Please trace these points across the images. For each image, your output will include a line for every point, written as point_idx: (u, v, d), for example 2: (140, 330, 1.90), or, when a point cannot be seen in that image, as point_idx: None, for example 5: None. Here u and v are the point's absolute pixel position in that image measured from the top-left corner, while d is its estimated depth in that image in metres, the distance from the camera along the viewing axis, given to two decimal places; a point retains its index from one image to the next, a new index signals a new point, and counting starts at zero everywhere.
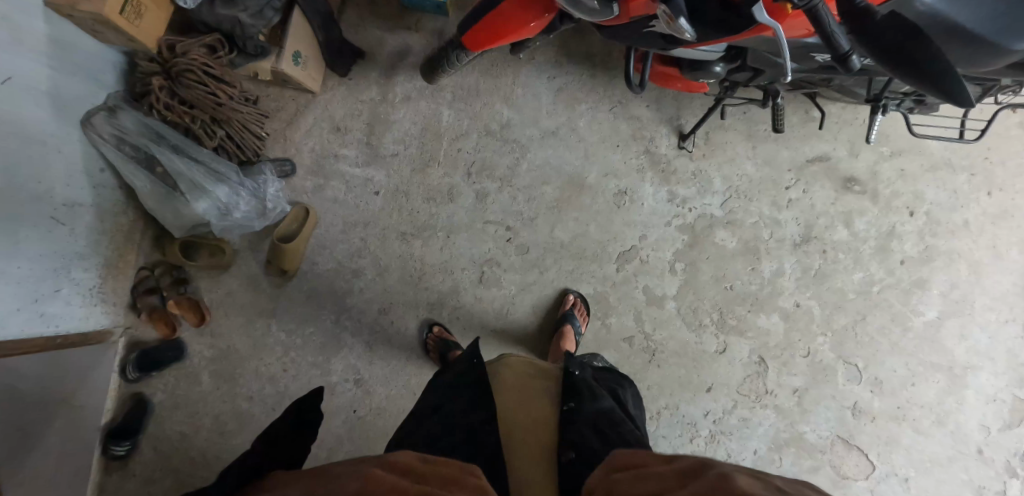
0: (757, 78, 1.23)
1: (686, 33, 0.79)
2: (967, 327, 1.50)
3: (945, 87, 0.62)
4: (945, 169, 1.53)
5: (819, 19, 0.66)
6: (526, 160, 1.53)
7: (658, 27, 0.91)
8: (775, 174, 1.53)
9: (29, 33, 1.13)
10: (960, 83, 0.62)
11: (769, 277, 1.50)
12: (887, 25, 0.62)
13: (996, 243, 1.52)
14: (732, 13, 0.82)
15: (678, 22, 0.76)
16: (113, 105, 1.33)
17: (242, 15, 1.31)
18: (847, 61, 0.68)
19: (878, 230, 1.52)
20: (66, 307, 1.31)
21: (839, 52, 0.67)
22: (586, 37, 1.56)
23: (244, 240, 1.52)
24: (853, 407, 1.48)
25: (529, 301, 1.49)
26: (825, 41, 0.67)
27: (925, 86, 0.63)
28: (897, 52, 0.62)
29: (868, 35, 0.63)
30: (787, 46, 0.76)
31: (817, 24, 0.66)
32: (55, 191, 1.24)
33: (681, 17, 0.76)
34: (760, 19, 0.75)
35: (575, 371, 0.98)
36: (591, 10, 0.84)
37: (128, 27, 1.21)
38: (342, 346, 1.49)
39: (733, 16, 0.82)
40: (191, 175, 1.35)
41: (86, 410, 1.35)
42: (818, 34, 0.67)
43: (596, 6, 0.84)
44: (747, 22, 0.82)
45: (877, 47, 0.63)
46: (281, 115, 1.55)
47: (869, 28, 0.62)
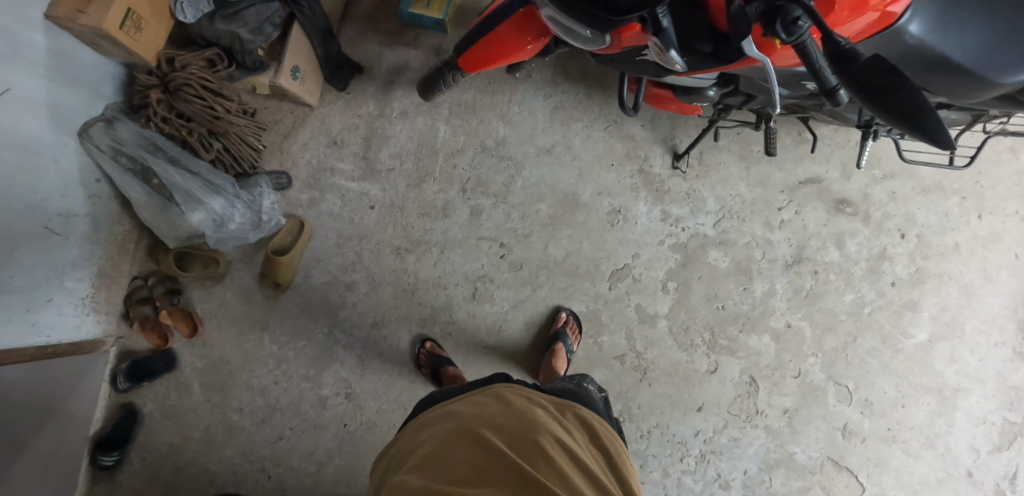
0: (749, 102, 1.25)
1: (676, 64, 0.84)
2: (957, 350, 1.51)
3: (921, 129, 0.62)
4: (936, 192, 1.54)
5: (807, 54, 0.73)
6: (521, 177, 1.54)
7: (649, 56, 0.91)
8: (768, 195, 1.54)
9: (29, 45, 1.14)
10: (942, 125, 0.62)
11: (761, 297, 1.51)
12: (868, 67, 0.63)
13: (986, 266, 1.53)
14: (721, 42, 0.84)
15: (669, 54, 0.81)
16: (110, 117, 1.34)
17: (242, 30, 1.32)
18: (834, 95, 0.75)
19: (869, 251, 1.53)
20: (58, 316, 1.31)
21: (827, 86, 0.74)
22: (582, 56, 1.57)
23: (238, 252, 1.52)
24: (842, 428, 1.48)
25: (521, 317, 1.50)
26: (814, 75, 0.74)
27: (904, 125, 0.64)
28: (876, 93, 0.63)
29: (850, 76, 0.64)
30: (776, 77, 0.78)
31: (806, 58, 0.73)
32: (50, 202, 1.24)
33: (671, 50, 0.81)
34: (749, 52, 0.77)
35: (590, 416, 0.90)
36: (586, 38, 0.87)
37: (128, 41, 1.22)
38: (334, 360, 1.49)
39: (722, 45, 0.84)
40: (186, 187, 1.36)
41: (74, 420, 1.35)
42: (807, 67, 0.74)
43: (588, 36, 0.87)
44: (737, 54, 0.83)
45: (858, 87, 0.64)
46: (279, 128, 1.56)
47: (850, 71, 0.63)
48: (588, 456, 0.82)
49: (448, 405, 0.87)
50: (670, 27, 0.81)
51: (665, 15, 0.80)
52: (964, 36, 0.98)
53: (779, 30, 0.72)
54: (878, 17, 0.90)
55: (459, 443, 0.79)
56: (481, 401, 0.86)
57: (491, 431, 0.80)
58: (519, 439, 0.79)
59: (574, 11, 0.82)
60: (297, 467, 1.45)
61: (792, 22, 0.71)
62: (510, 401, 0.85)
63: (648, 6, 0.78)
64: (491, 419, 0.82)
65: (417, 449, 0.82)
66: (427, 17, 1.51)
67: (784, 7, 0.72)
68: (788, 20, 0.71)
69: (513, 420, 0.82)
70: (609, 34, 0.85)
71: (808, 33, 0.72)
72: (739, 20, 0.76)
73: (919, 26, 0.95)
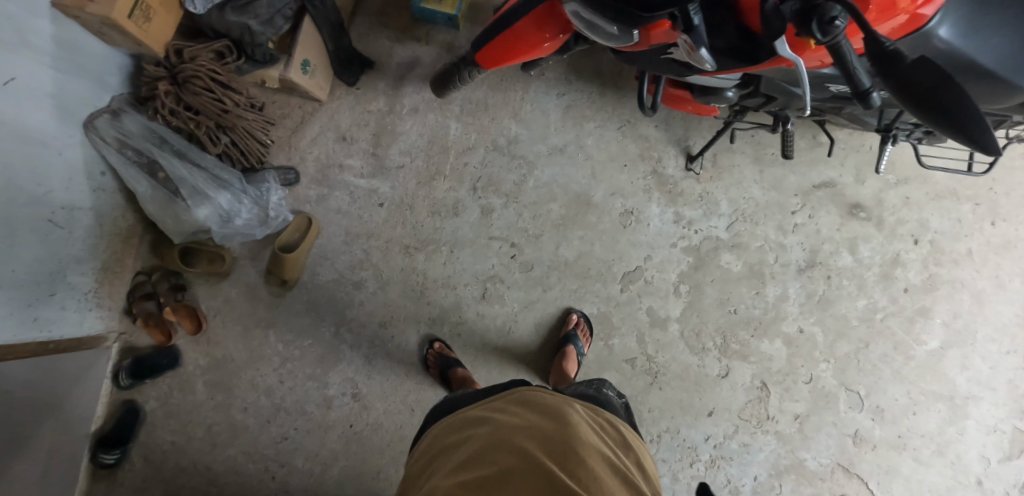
0: (768, 104, 1.24)
1: (706, 64, 0.81)
2: (969, 358, 1.50)
3: (966, 134, 0.61)
4: (950, 198, 1.53)
5: (841, 55, 0.72)
6: (533, 176, 1.52)
7: (675, 54, 0.90)
8: (782, 199, 1.52)
9: (35, 34, 1.11)
10: (988, 131, 0.60)
11: (773, 301, 1.50)
12: (913, 69, 0.62)
13: (998, 273, 1.52)
14: (751, 43, 0.82)
15: (700, 52, 0.78)
16: (116, 108, 1.31)
17: (252, 23, 1.29)
18: (867, 97, 0.74)
19: (882, 257, 1.52)
20: (60, 311, 1.29)
21: (861, 88, 0.73)
22: (596, 55, 1.55)
23: (244, 248, 1.50)
24: (853, 434, 1.47)
25: (531, 319, 1.48)
26: (847, 77, 0.73)
27: (948, 129, 0.62)
28: (919, 95, 0.62)
29: (893, 78, 0.62)
30: (807, 79, 0.77)
31: (840, 60, 0.72)
32: (54, 195, 1.22)
33: (702, 48, 0.78)
34: (782, 53, 0.75)
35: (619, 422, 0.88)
36: (611, 35, 0.85)
37: (135, 31, 1.19)
38: (340, 360, 1.47)
39: (753, 46, 0.82)
40: (193, 181, 1.34)
41: (74, 417, 1.32)
42: (840, 68, 0.73)
43: (614, 32, 0.85)
44: (767, 54, 0.82)
45: (901, 89, 0.63)
46: (287, 123, 1.53)
47: (894, 72, 0.62)
48: (622, 461, 0.80)
49: (478, 406, 0.87)
50: (701, 25, 0.78)
51: (698, 13, 0.78)
52: (993, 41, 0.97)
53: (815, 30, 0.71)
54: (908, 19, 0.88)
55: (493, 448, 0.77)
56: (510, 406, 0.84)
57: (525, 437, 0.78)
58: (554, 444, 0.77)
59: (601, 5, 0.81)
60: (302, 468, 1.42)
61: (829, 23, 0.69)
62: (540, 404, 0.83)
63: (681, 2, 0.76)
64: (525, 425, 0.80)
65: (454, 450, 0.81)
66: (440, 13, 1.49)
67: (821, 5, 0.70)
68: (825, 19, 0.69)
69: (545, 425, 0.80)
70: (636, 30, 0.82)
71: (843, 34, 0.71)
72: (774, 19, 0.75)
73: (949, 31, 0.94)
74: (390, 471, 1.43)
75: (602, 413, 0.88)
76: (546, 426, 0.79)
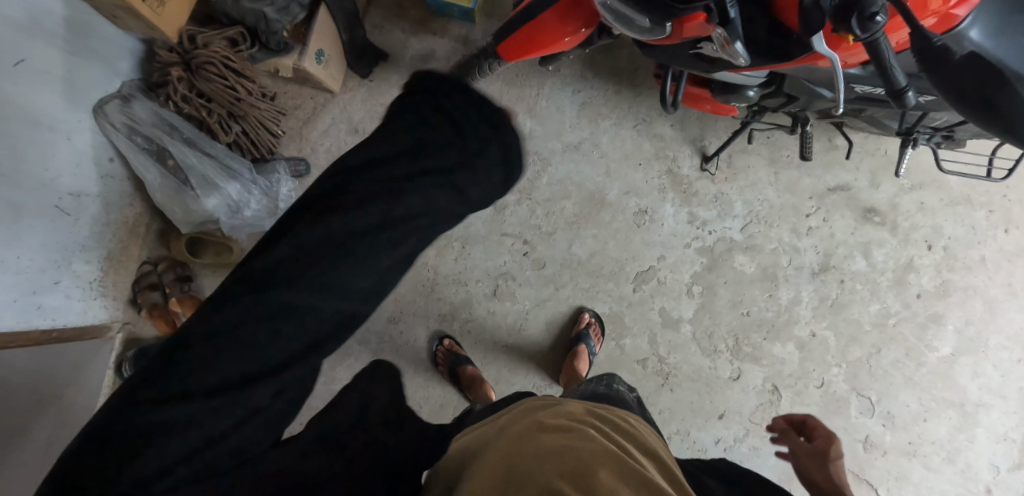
0: (790, 104, 1.23)
1: (740, 58, 0.81)
2: (980, 365, 1.49)
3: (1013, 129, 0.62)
4: (964, 204, 1.52)
5: (879, 53, 0.71)
6: (547, 173, 1.50)
7: (705, 49, 0.89)
8: (797, 201, 1.51)
9: (47, 15, 1.09)
10: None
11: (786, 304, 1.49)
12: (962, 65, 0.60)
13: (1011, 280, 1.51)
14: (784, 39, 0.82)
15: (734, 46, 0.78)
16: (127, 94, 1.29)
17: (268, 10, 1.27)
18: (903, 96, 0.74)
19: (895, 262, 1.51)
20: (65, 300, 1.26)
21: (896, 87, 0.73)
22: (612, 52, 1.53)
23: (252, 240, 1.48)
24: (864, 440, 1.46)
25: (543, 317, 1.46)
26: (883, 74, 0.73)
27: (992, 126, 0.63)
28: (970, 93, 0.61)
29: (942, 74, 0.61)
30: (842, 76, 0.77)
31: (877, 57, 0.71)
32: (62, 180, 1.19)
33: (737, 42, 0.78)
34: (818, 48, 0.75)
35: (632, 419, 0.89)
36: (643, 28, 0.85)
37: (149, 16, 1.17)
38: (348, 355, 1.45)
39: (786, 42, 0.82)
40: (203, 170, 1.32)
41: (76, 408, 1.30)
42: (876, 66, 0.73)
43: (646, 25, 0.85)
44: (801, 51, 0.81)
45: (950, 85, 0.62)
46: (298, 113, 1.51)
47: (943, 70, 0.61)
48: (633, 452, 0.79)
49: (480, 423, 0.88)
50: (736, 18, 0.78)
51: (734, 6, 0.78)
52: None
53: (855, 27, 0.70)
54: (939, 19, 0.90)
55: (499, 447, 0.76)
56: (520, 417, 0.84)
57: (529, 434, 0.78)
58: (556, 435, 0.77)
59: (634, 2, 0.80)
60: None
61: (870, 19, 0.68)
62: (541, 411, 0.84)
63: None
64: (539, 437, 0.76)
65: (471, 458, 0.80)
66: (456, 6, 1.47)
67: None
68: (865, 15, 0.69)
69: (559, 437, 0.77)
70: (670, 23, 0.82)
71: (882, 31, 0.70)
72: (814, 14, 0.74)
73: (979, 32, 0.95)
74: None
75: (599, 409, 0.89)
76: (550, 425, 0.80)
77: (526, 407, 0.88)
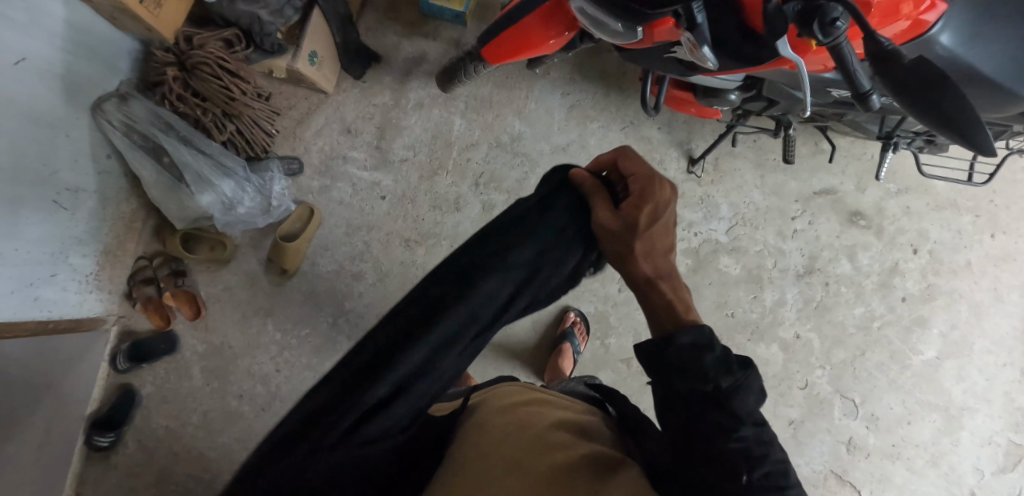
0: (771, 108, 1.26)
1: (708, 62, 0.84)
2: (965, 369, 1.50)
3: (964, 133, 0.62)
4: (950, 209, 1.53)
5: (842, 57, 0.72)
6: (535, 174, 1.53)
7: (678, 53, 0.93)
8: (782, 204, 1.53)
9: (47, 15, 1.13)
10: (983, 129, 0.62)
11: (770, 306, 1.50)
12: (910, 68, 0.63)
13: (997, 285, 1.51)
14: (753, 44, 0.86)
15: (701, 51, 0.81)
16: (124, 93, 1.32)
17: (262, 12, 1.31)
18: (866, 99, 0.74)
19: (880, 266, 1.52)
20: (61, 292, 1.30)
21: (860, 90, 0.74)
22: (600, 55, 1.56)
23: (245, 237, 1.51)
24: (848, 442, 1.47)
25: (528, 315, 1.49)
26: (848, 79, 0.73)
27: (945, 130, 0.64)
28: (916, 96, 0.63)
29: (891, 78, 0.63)
30: (807, 80, 0.79)
31: (840, 61, 0.72)
32: (59, 176, 1.23)
33: (704, 46, 0.81)
34: (783, 52, 0.78)
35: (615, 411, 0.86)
36: (615, 32, 0.88)
37: (147, 17, 1.21)
38: (338, 350, 1.49)
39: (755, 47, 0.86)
40: (197, 167, 1.34)
41: (70, 399, 1.34)
42: (840, 71, 0.73)
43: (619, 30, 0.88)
44: (768, 54, 0.86)
45: (901, 89, 0.64)
46: (292, 113, 1.54)
47: (892, 73, 0.63)
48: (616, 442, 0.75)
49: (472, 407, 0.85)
50: (704, 23, 0.81)
51: (700, 12, 0.80)
52: (992, 48, 1.02)
53: (816, 31, 0.71)
54: (910, 24, 0.92)
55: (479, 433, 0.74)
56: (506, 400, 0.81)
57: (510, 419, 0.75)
58: (536, 421, 0.74)
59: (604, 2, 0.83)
60: None
61: (831, 23, 0.70)
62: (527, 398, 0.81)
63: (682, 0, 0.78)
64: (519, 423, 0.74)
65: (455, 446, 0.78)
66: (447, 10, 1.50)
67: (823, 7, 0.71)
68: (827, 20, 0.70)
69: (510, 426, 0.74)
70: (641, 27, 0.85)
71: (845, 35, 0.71)
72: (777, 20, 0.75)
73: (950, 38, 0.99)
74: None
75: (530, 388, 0.86)
76: (531, 412, 0.76)
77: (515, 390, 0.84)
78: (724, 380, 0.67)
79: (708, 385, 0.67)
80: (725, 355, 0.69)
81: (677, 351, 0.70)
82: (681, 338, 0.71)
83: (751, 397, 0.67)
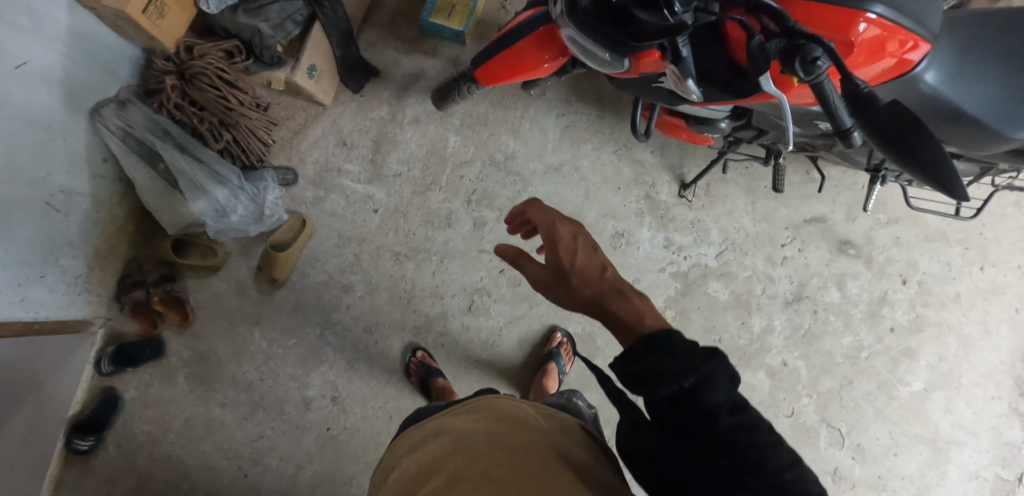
0: (761, 137, 1.28)
1: (691, 93, 0.89)
2: (953, 402, 1.49)
3: (940, 182, 0.63)
4: (940, 240, 1.53)
5: (823, 95, 0.72)
6: (527, 193, 1.55)
7: (665, 83, 1.01)
8: (772, 231, 1.53)
9: (51, 22, 1.15)
10: (957, 177, 0.62)
11: (758, 333, 1.50)
12: (884, 114, 0.64)
13: (986, 318, 1.51)
14: (738, 80, 0.95)
15: (685, 83, 0.86)
16: (124, 98, 1.34)
17: (263, 26, 1.33)
18: (848, 137, 0.74)
19: (870, 295, 1.52)
20: (50, 294, 1.30)
21: (841, 127, 0.73)
22: (596, 78, 1.58)
23: (237, 244, 1.52)
24: (833, 472, 1.46)
25: (516, 334, 1.51)
26: (829, 116, 0.73)
27: (923, 177, 0.64)
28: (890, 140, 0.64)
29: (865, 118, 0.66)
30: (789, 113, 0.82)
31: (822, 98, 0.72)
32: (54, 178, 1.24)
33: (687, 79, 0.86)
34: (766, 88, 0.80)
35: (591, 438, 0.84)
36: (604, 60, 0.96)
37: (149, 26, 1.22)
38: (323, 361, 1.49)
39: (739, 81, 0.95)
40: (192, 175, 1.36)
41: (52, 401, 1.34)
42: (823, 106, 0.73)
43: (607, 59, 0.96)
44: (750, 89, 0.95)
45: (875, 132, 0.65)
46: (290, 124, 1.56)
47: (866, 113, 0.65)
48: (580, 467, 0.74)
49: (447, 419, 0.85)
50: (689, 56, 0.85)
51: (685, 45, 0.85)
52: (976, 88, 1.04)
53: (798, 68, 0.73)
54: (894, 63, 0.95)
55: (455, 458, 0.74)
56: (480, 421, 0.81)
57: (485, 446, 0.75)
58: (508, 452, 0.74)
59: (597, 35, 0.90)
60: (276, 468, 1.44)
61: (811, 62, 0.72)
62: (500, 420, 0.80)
63: (668, 35, 0.83)
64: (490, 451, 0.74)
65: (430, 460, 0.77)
66: (447, 28, 1.53)
67: (805, 45, 0.73)
68: (807, 59, 0.73)
69: (479, 441, 0.76)
70: (627, 59, 0.93)
71: (826, 74, 0.73)
72: (760, 56, 0.78)
73: (934, 76, 1.01)
74: (363, 477, 1.45)
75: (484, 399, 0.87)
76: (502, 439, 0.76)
77: (493, 409, 0.83)
78: (687, 380, 0.65)
79: (664, 386, 0.66)
80: (687, 349, 0.66)
81: (640, 354, 0.69)
82: (637, 343, 0.70)
83: (721, 386, 0.65)
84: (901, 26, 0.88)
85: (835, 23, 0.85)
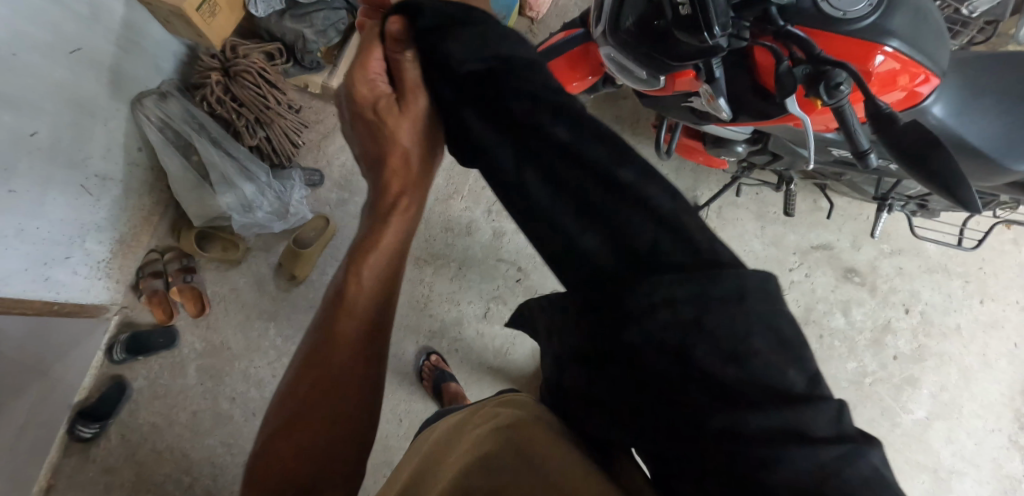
0: (775, 162, 1.34)
1: (722, 111, 0.98)
2: (954, 431, 1.51)
3: (952, 192, 0.69)
4: (942, 272, 1.59)
5: (844, 118, 0.78)
6: None
7: (694, 102, 1.09)
8: (781, 255, 1.59)
9: (108, 12, 1.20)
10: (967, 188, 0.68)
11: None
12: (907, 132, 0.69)
13: (986, 351, 1.56)
14: (769, 103, 1.01)
15: (718, 101, 0.95)
16: (165, 91, 1.37)
17: (307, 31, 1.39)
18: (866, 158, 0.80)
19: (873, 322, 1.56)
20: (72, 276, 1.31)
21: (859, 148, 0.80)
22: (618, 100, 1.65)
23: (259, 240, 1.54)
24: None
25: (529, 343, 1.52)
26: (848, 137, 0.80)
27: (937, 188, 0.70)
28: (909, 155, 0.69)
29: (888, 136, 0.71)
30: (812, 136, 0.89)
31: (843, 122, 0.78)
32: (91, 162, 1.27)
33: (720, 98, 0.95)
34: (791, 110, 0.88)
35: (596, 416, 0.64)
36: (641, 77, 1.01)
37: (200, 23, 1.27)
38: None
39: (767, 104, 1.01)
40: (223, 169, 1.39)
41: (59, 386, 1.33)
42: (842, 130, 0.80)
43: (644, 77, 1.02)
44: (776, 111, 1.01)
45: (897, 149, 0.70)
46: (320, 127, 1.61)
47: (889, 132, 0.70)
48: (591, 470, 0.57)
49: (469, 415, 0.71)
50: (721, 78, 0.94)
51: (718, 67, 0.92)
52: (979, 122, 1.11)
53: (822, 93, 0.77)
54: (905, 95, 1.01)
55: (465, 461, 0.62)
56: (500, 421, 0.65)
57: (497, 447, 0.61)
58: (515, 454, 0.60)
59: (635, 53, 0.96)
60: None
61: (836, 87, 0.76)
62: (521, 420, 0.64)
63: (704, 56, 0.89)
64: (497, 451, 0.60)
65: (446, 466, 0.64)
66: None
67: (829, 71, 0.77)
68: (831, 84, 0.77)
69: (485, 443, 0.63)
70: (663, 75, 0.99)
71: (847, 98, 0.78)
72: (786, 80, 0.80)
73: (941, 109, 1.09)
74: (369, 480, 1.44)
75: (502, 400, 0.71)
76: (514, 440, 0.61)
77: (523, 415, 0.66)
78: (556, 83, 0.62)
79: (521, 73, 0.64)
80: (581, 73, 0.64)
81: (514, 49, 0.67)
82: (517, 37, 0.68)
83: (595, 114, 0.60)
84: (915, 60, 0.94)
85: (854, 54, 0.92)
